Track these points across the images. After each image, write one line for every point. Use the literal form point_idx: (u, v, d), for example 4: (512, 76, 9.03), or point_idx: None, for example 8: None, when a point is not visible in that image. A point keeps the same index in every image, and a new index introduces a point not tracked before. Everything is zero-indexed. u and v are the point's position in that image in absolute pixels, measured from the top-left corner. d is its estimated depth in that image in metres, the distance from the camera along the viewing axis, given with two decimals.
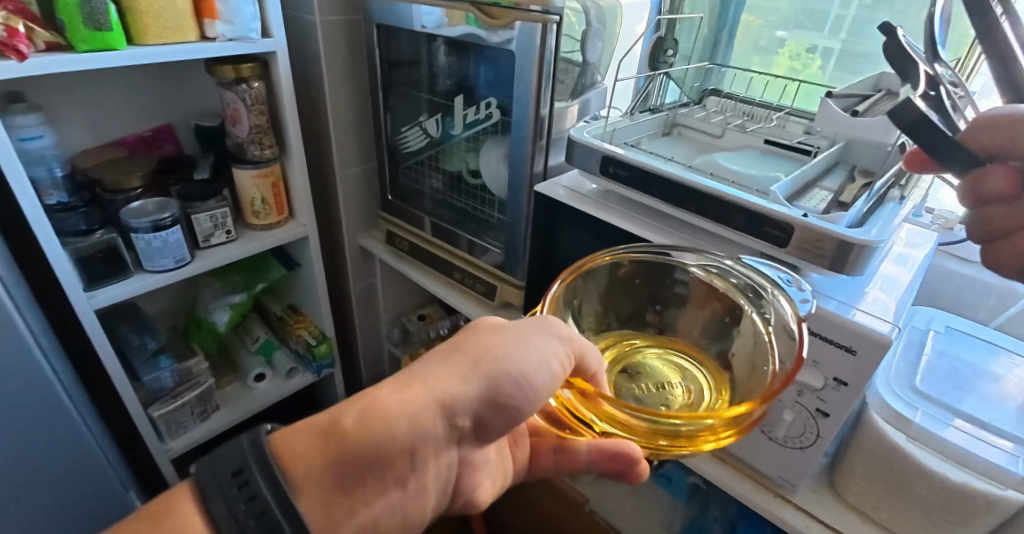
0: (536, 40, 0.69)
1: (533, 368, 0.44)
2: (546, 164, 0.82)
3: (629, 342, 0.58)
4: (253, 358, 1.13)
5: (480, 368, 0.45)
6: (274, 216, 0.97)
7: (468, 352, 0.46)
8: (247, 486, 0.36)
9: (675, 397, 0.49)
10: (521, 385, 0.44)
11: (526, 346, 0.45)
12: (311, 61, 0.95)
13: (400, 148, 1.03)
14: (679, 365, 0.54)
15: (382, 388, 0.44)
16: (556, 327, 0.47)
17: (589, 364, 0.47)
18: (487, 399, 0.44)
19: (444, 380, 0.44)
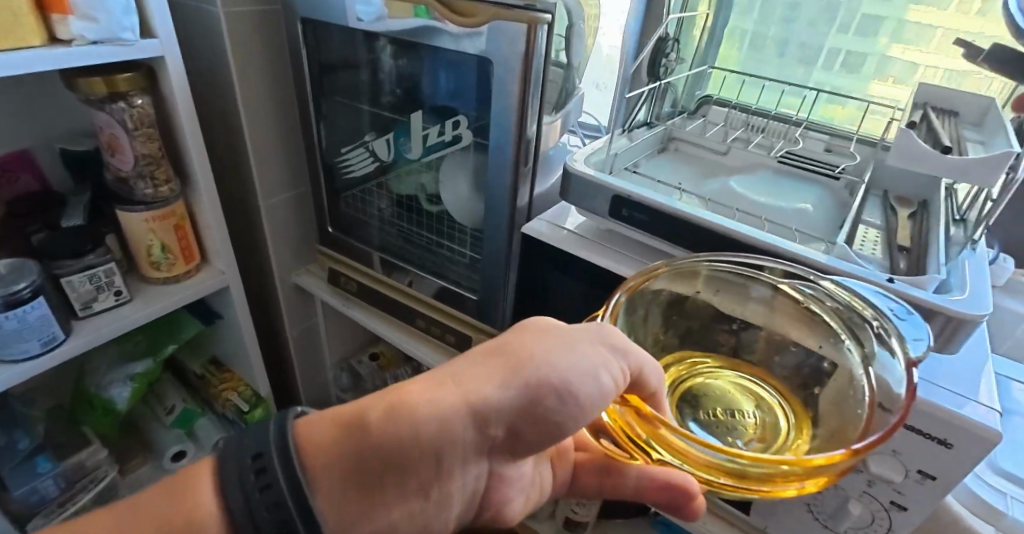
0: (522, 47, 0.54)
1: (581, 379, 0.38)
2: (532, 193, 0.66)
3: (698, 361, 0.50)
4: (169, 433, 0.92)
5: (519, 373, 0.38)
6: (180, 266, 0.76)
7: (512, 351, 0.40)
8: (264, 472, 0.32)
9: (747, 432, 0.42)
10: (564, 397, 0.38)
11: (576, 355, 0.39)
12: (216, 66, 0.74)
13: (339, 171, 0.84)
14: (750, 389, 0.47)
15: (414, 384, 0.38)
16: (615, 335, 0.41)
17: (649, 382, 0.40)
18: (522, 409, 0.38)
19: (481, 382, 0.38)
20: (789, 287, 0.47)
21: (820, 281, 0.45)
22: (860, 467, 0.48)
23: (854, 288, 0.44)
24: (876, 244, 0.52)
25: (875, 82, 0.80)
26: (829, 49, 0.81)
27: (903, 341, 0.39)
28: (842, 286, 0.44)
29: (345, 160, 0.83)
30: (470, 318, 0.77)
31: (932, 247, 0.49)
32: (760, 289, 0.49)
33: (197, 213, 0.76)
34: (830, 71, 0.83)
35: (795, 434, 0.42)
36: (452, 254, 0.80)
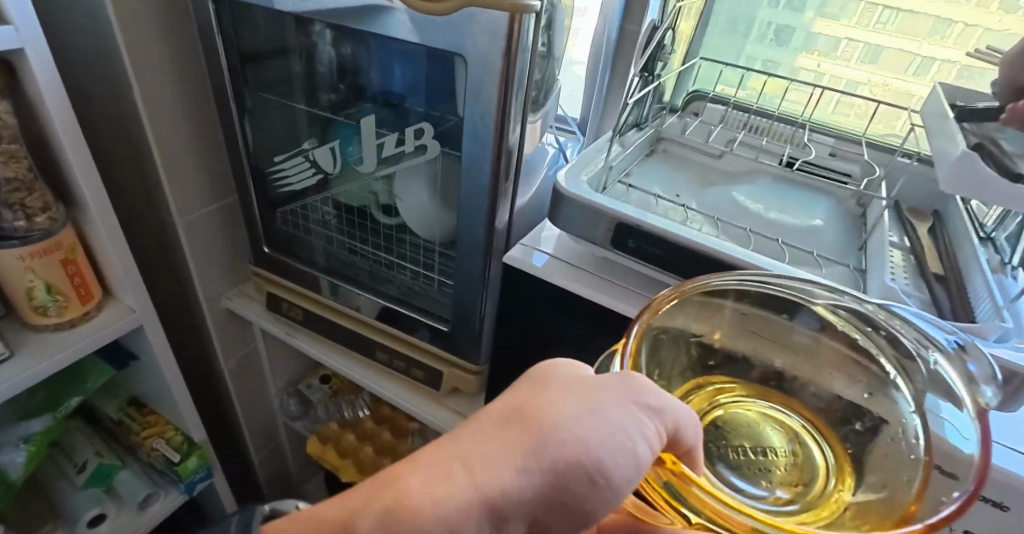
0: (502, 45, 0.44)
1: (618, 455, 0.26)
2: (512, 210, 0.57)
3: (725, 385, 0.40)
4: (83, 494, 0.77)
5: (536, 450, 0.26)
6: (75, 308, 0.62)
7: (527, 416, 0.27)
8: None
9: (781, 477, 0.34)
10: (599, 481, 0.26)
11: (605, 420, 0.26)
12: (104, 56, 0.58)
13: (272, 182, 0.71)
14: (774, 417, 0.39)
15: (416, 471, 0.26)
16: (642, 385, 0.28)
17: (683, 441, 0.28)
18: (546, 502, 0.26)
19: (493, 465, 0.26)
20: (834, 314, 0.39)
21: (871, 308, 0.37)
22: None
23: (908, 317, 0.36)
24: (907, 272, 0.46)
25: (802, 55, 0.73)
26: (759, 21, 0.73)
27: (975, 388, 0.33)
28: (897, 313, 0.37)
29: (278, 171, 0.69)
30: (442, 352, 0.68)
31: (973, 274, 0.44)
32: (803, 317, 0.40)
33: (92, 242, 0.61)
34: (756, 43, 0.75)
35: (832, 478, 0.35)
36: (415, 277, 0.69)
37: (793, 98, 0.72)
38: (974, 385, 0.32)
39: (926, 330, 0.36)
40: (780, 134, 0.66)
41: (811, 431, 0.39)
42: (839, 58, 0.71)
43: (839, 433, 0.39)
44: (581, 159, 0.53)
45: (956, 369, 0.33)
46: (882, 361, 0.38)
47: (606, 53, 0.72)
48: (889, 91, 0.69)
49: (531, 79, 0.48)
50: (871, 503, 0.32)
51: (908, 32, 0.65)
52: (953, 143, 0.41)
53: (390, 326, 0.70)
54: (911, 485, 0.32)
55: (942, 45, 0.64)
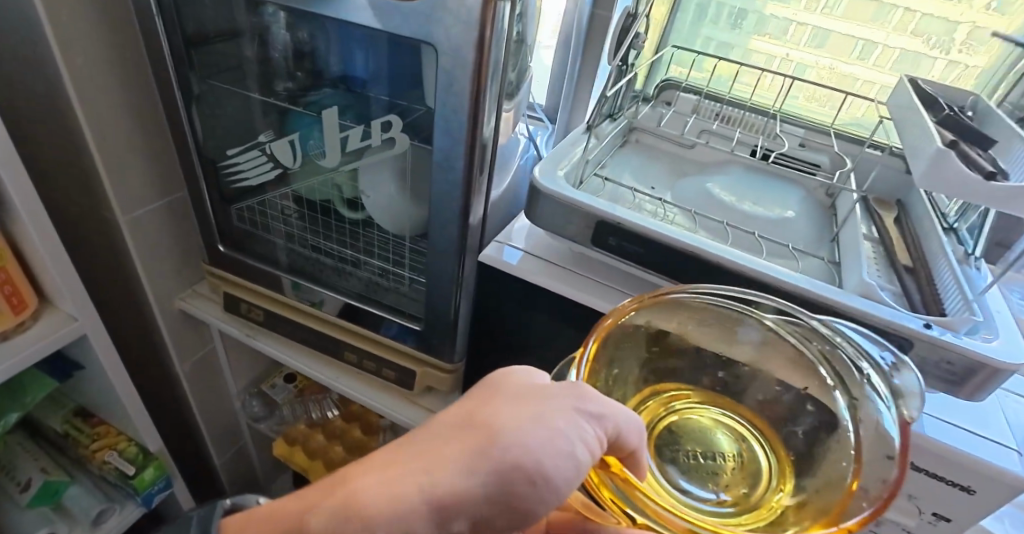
0: (476, 35, 0.41)
1: (559, 459, 0.24)
2: (486, 205, 0.55)
3: (678, 395, 0.39)
4: (28, 513, 0.73)
5: (485, 448, 0.24)
6: (6, 318, 0.56)
7: (477, 420, 0.25)
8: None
9: (727, 481, 0.34)
10: (542, 488, 0.23)
11: (548, 424, 0.24)
12: (28, 40, 0.52)
13: (226, 176, 0.66)
14: (726, 422, 0.38)
15: (365, 472, 0.24)
16: (589, 391, 0.27)
17: (624, 443, 0.26)
18: (490, 513, 0.23)
19: (440, 465, 0.23)
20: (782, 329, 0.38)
21: (812, 321, 0.37)
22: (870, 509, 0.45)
23: (847, 333, 0.36)
24: (879, 264, 0.47)
25: (754, 38, 0.73)
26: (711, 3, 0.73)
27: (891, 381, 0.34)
28: (836, 331, 0.37)
29: (232, 165, 0.64)
30: (411, 351, 0.65)
31: (940, 266, 0.46)
32: (748, 330, 0.39)
33: (22, 245, 0.56)
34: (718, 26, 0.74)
35: (775, 481, 0.35)
36: (382, 273, 0.66)
37: (755, 85, 0.72)
38: (902, 398, 0.33)
39: (861, 346, 0.36)
40: (750, 123, 0.66)
41: (758, 437, 0.38)
42: (789, 42, 0.71)
43: (780, 435, 0.39)
44: (555, 154, 0.51)
45: (884, 382, 0.34)
46: (822, 370, 0.38)
47: (574, 37, 0.71)
48: (835, 76, 0.70)
49: (507, 69, 0.46)
50: (812, 503, 0.32)
51: (850, 16, 0.66)
52: (927, 137, 0.42)
53: (351, 323, 0.68)
54: (843, 481, 0.32)
55: (883, 29, 0.65)
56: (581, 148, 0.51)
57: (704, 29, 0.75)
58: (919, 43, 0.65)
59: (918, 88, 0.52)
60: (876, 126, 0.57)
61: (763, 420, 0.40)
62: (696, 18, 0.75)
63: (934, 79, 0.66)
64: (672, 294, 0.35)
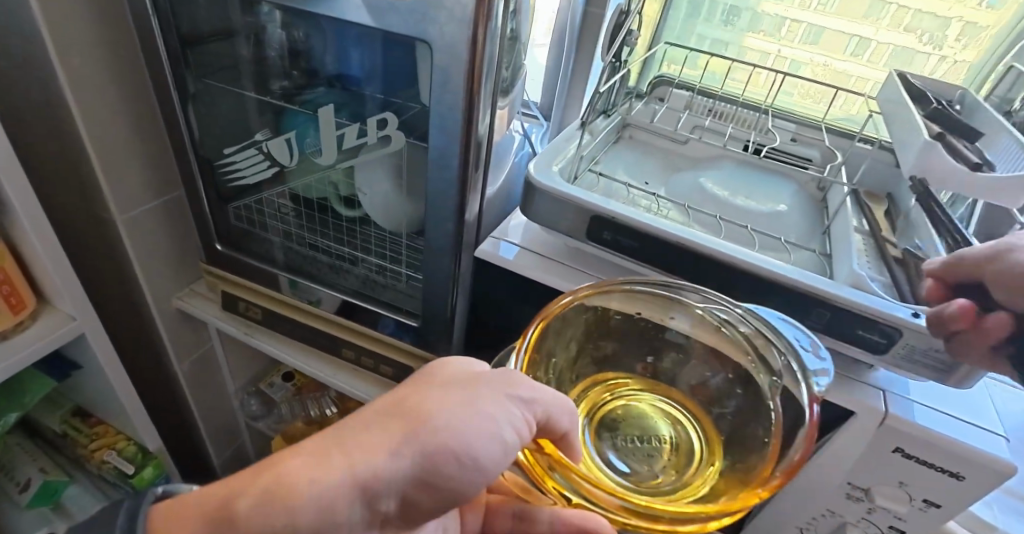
0: (469, 32, 0.42)
1: (485, 440, 0.29)
2: (482, 201, 0.55)
3: (618, 385, 0.43)
4: (28, 513, 0.74)
5: (411, 435, 0.28)
6: (5, 319, 0.56)
7: (406, 409, 0.29)
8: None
9: (663, 463, 0.37)
10: (466, 464, 0.28)
11: (477, 411, 0.29)
12: (23, 41, 0.52)
13: (223, 175, 0.66)
14: (665, 408, 0.42)
15: (295, 456, 0.28)
16: (520, 379, 0.31)
17: (556, 425, 0.31)
18: (414, 485, 0.28)
19: (368, 449, 0.28)
20: (706, 315, 0.40)
21: (733, 308, 0.38)
22: (861, 496, 0.46)
23: (765, 317, 0.37)
24: (869, 255, 0.48)
25: (748, 36, 0.74)
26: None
27: (804, 370, 0.34)
28: (762, 319, 0.37)
29: (229, 164, 0.65)
30: (408, 346, 0.66)
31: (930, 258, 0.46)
32: (680, 317, 0.41)
33: (20, 246, 0.56)
34: (711, 23, 0.75)
35: (707, 458, 0.38)
36: (378, 271, 0.67)
37: (748, 82, 0.73)
38: (809, 377, 0.34)
39: (781, 331, 0.37)
40: (742, 118, 0.66)
41: (692, 421, 0.41)
42: (784, 40, 0.72)
43: (712, 417, 0.41)
44: (549, 150, 0.52)
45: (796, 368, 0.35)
46: (749, 357, 0.39)
47: (569, 33, 0.71)
48: (829, 73, 0.71)
49: (501, 64, 0.46)
50: (733, 473, 0.35)
51: (843, 13, 0.67)
52: (916, 130, 0.42)
53: (347, 319, 0.68)
54: (766, 449, 0.34)
55: (874, 25, 0.66)
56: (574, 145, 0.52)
57: (698, 26, 0.76)
58: (911, 38, 0.65)
59: (907, 82, 0.53)
60: (866, 120, 0.57)
61: (696, 404, 0.42)
62: (690, 15, 0.75)
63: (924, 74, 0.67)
64: (605, 284, 0.38)
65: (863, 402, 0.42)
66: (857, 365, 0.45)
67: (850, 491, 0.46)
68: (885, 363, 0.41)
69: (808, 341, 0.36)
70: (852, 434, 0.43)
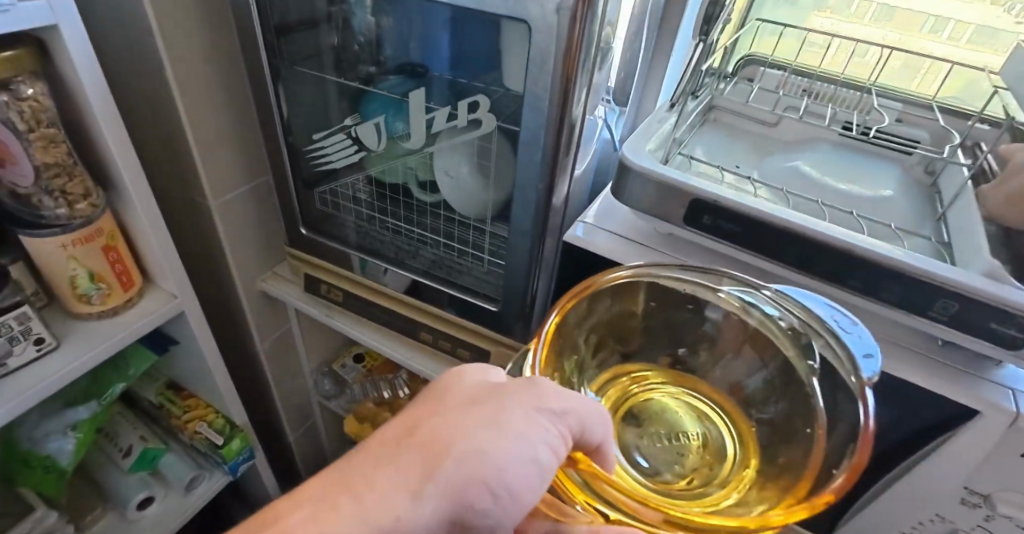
0: (571, 9, 0.41)
1: (520, 465, 0.28)
2: (570, 184, 0.54)
3: (641, 378, 0.46)
4: (130, 477, 0.78)
5: (431, 472, 0.27)
6: (118, 296, 0.60)
7: (422, 441, 0.29)
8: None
9: (694, 461, 0.40)
10: (501, 494, 0.28)
11: (507, 435, 0.29)
12: (134, 31, 0.55)
13: (311, 161, 0.68)
14: (692, 403, 0.45)
15: (296, 509, 0.27)
16: (547, 390, 0.30)
17: (589, 439, 0.31)
18: (442, 525, 0.28)
19: (387, 493, 0.27)
20: (736, 305, 0.43)
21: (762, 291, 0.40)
22: (979, 503, 0.43)
23: (795, 298, 0.39)
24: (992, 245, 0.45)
25: (813, 14, 0.68)
26: None
27: (850, 358, 0.35)
28: (788, 298, 0.39)
29: (317, 149, 0.67)
30: (478, 328, 0.67)
31: None
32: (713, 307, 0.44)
33: (130, 227, 0.59)
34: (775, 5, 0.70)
35: (740, 459, 0.41)
36: (457, 255, 0.67)
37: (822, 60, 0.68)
38: (857, 365, 0.34)
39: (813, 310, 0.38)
40: (839, 98, 0.63)
41: (721, 415, 0.44)
42: (852, 17, 0.66)
43: (749, 422, 0.44)
44: (642, 131, 0.51)
45: (840, 349, 0.36)
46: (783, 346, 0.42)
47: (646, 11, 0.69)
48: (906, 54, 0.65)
49: (599, 43, 0.45)
50: (770, 480, 0.38)
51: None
52: None
53: (415, 298, 0.70)
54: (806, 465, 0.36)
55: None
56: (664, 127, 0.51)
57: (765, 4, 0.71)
58: (1003, 13, 0.59)
59: None
60: (987, 100, 0.53)
61: (731, 402, 0.45)
62: None
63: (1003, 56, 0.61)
64: (638, 269, 0.42)
65: (989, 400, 0.39)
66: (981, 361, 0.42)
67: (966, 496, 0.43)
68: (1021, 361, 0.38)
69: (845, 319, 0.36)
70: (977, 437, 0.40)
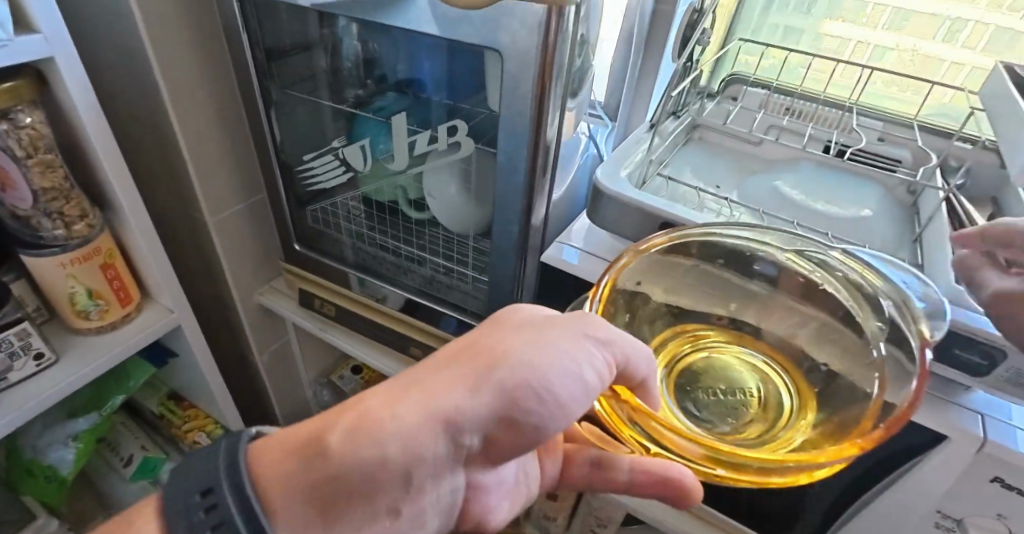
0: (539, 39, 0.42)
1: (567, 379, 0.30)
2: (549, 205, 0.56)
3: (699, 335, 0.44)
4: (131, 485, 0.80)
5: (488, 373, 0.30)
6: (116, 311, 0.63)
7: (481, 350, 0.31)
8: (217, 509, 0.28)
9: (750, 415, 0.39)
10: (546, 399, 0.29)
11: (555, 351, 0.30)
12: (132, 58, 0.57)
13: (303, 181, 0.70)
14: (751, 362, 0.43)
15: (376, 396, 0.30)
16: (597, 322, 0.32)
17: (633, 374, 0.32)
18: (496, 419, 0.30)
19: (449, 389, 0.30)
20: (795, 262, 0.43)
21: (829, 251, 0.41)
22: (952, 526, 0.43)
23: (863, 258, 0.40)
24: None
25: (826, 21, 0.67)
26: None
27: (914, 313, 0.36)
28: (858, 259, 0.41)
29: (308, 169, 0.69)
30: None
31: None
32: (765, 265, 0.44)
33: (128, 246, 0.62)
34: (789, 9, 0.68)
35: (797, 415, 0.39)
36: (444, 271, 0.68)
37: (819, 75, 0.68)
38: (919, 321, 0.35)
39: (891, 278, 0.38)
40: (822, 117, 0.63)
41: (778, 373, 0.42)
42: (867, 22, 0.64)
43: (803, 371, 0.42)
44: (618, 154, 0.52)
45: (903, 306, 0.37)
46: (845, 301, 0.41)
47: (633, 31, 0.70)
48: (919, 59, 0.64)
49: (570, 68, 0.46)
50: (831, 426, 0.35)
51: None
52: None
53: (409, 316, 0.71)
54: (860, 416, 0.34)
55: (975, 5, 0.58)
56: (641, 149, 0.52)
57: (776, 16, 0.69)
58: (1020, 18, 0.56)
59: (1014, 75, 0.49)
60: (966, 117, 0.54)
61: (784, 355, 0.43)
62: None
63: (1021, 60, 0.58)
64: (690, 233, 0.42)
65: (956, 425, 0.39)
66: (949, 388, 0.42)
67: (940, 520, 0.43)
68: (986, 388, 0.38)
69: (918, 282, 0.38)
70: (946, 461, 0.40)
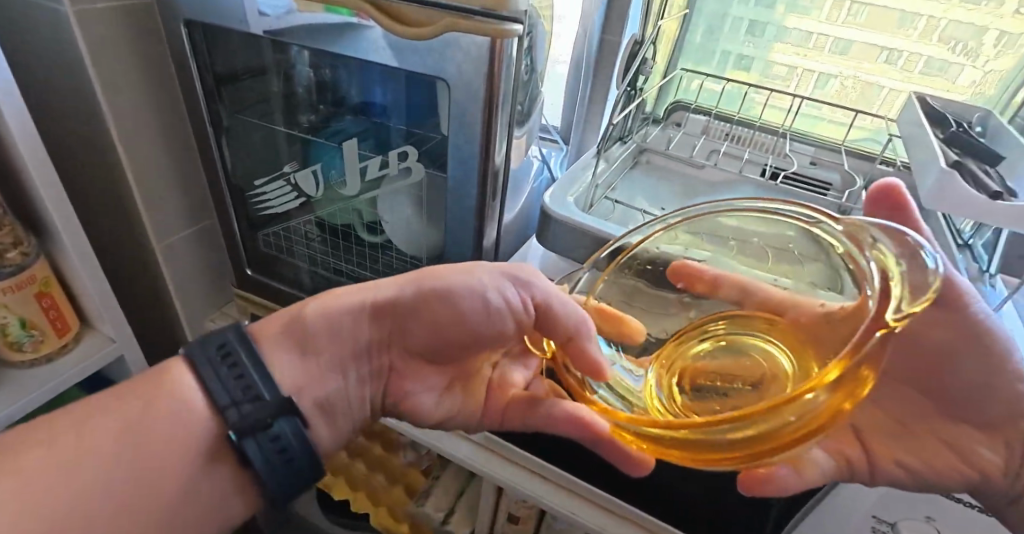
0: (485, 69, 0.43)
1: (473, 295, 0.40)
2: (500, 227, 0.57)
3: (723, 323, 0.43)
4: None
5: (419, 280, 0.41)
6: (51, 342, 0.60)
7: (426, 273, 0.42)
8: (236, 365, 0.35)
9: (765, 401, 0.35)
10: (449, 303, 0.40)
11: (473, 277, 0.41)
12: (73, 82, 0.56)
13: (254, 205, 0.69)
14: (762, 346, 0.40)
15: (347, 293, 0.42)
16: (524, 270, 0.42)
17: (564, 322, 0.37)
18: (420, 316, 0.41)
19: (393, 289, 0.42)
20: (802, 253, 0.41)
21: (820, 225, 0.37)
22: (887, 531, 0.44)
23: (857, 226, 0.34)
24: None
25: (774, 50, 0.69)
26: (731, 17, 0.69)
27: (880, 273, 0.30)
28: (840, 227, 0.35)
29: (259, 194, 0.68)
30: None
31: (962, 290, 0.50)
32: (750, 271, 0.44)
33: (66, 273, 0.59)
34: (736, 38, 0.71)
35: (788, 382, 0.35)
36: None
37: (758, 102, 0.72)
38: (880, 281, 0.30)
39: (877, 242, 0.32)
40: (758, 141, 0.67)
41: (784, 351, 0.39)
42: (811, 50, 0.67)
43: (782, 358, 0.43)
44: (566, 179, 0.53)
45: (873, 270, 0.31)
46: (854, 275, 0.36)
47: (585, 60, 0.72)
48: (860, 85, 0.67)
49: (516, 98, 0.48)
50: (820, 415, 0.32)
51: (873, 25, 0.62)
52: (933, 156, 0.43)
53: None
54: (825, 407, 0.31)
55: (905, 37, 0.62)
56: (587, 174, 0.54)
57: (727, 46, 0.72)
58: (943, 49, 0.61)
59: (926, 106, 0.53)
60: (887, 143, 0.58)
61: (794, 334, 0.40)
62: (710, 28, 0.71)
63: (935, 91, 0.64)
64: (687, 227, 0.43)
65: None
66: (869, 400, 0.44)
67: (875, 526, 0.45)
68: None
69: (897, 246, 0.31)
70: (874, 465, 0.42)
